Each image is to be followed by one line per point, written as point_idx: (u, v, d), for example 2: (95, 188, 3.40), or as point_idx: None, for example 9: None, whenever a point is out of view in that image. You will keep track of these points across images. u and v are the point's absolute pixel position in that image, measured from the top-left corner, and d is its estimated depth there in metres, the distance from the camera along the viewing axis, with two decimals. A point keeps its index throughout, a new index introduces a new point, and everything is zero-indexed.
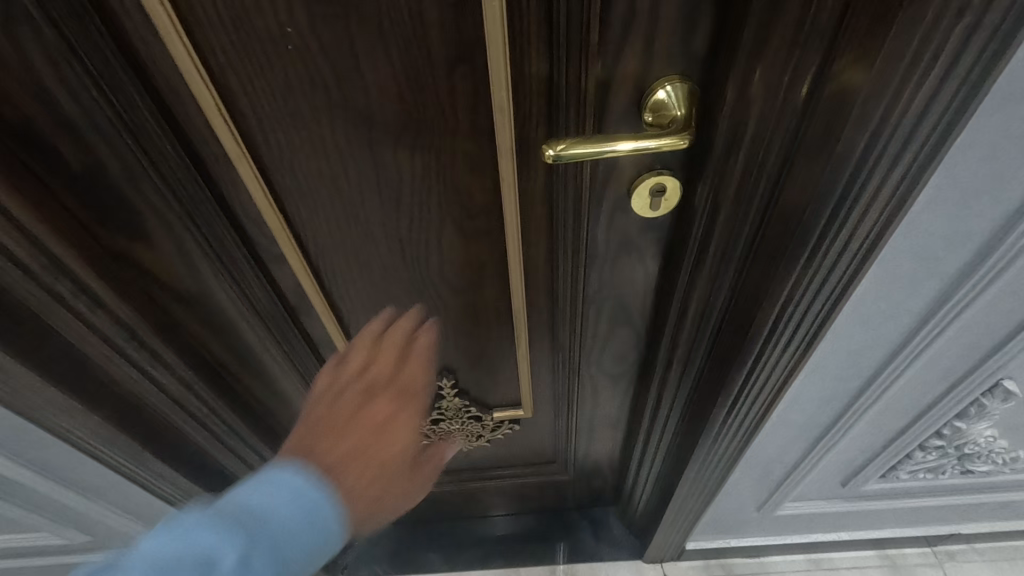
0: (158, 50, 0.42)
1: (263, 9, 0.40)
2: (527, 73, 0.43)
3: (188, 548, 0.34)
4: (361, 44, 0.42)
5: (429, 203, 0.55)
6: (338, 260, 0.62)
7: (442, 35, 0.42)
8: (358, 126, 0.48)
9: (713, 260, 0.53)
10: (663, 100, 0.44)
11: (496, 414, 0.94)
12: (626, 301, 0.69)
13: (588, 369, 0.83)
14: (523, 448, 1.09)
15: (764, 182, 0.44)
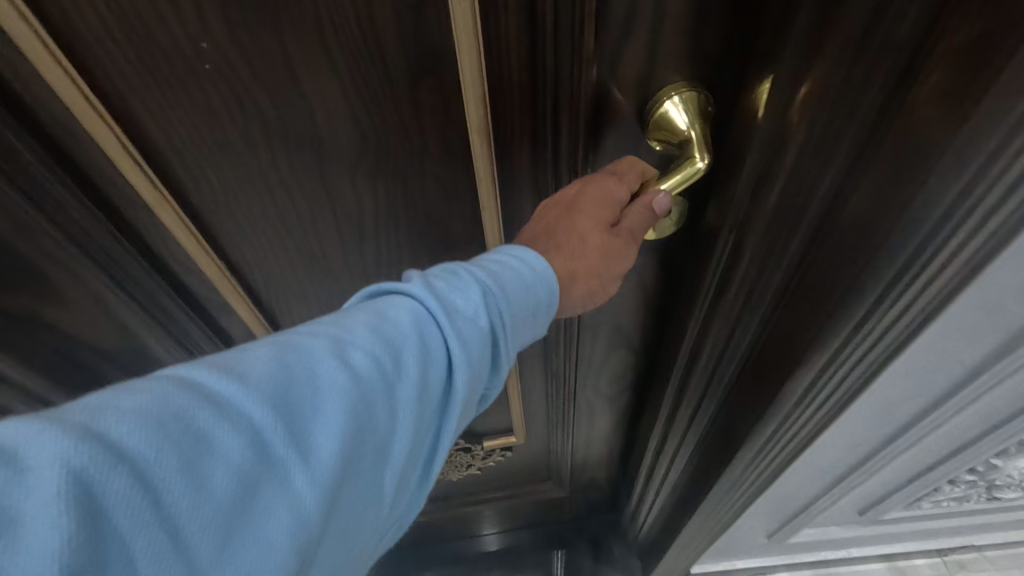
0: (32, 72, 0.33)
1: (166, 17, 0.31)
2: (508, 87, 0.36)
3: (358, 354, 0.31)
4: (300, 64, 0.34)
5: (398, 236, 0.47)
6: (297, 304, 0.54)
7: (400, 45, 0.33)
8: (305, 157, 0.40)
9: (730, 307, 0.44)
10: (672, 112, 0.36)
11: (488, 443, 0.88)
12: (625, 325, 0.62)
13: (585, 392, 0.77)
14: (516, 471, 1.03)
15: (804, 226, 0.35)
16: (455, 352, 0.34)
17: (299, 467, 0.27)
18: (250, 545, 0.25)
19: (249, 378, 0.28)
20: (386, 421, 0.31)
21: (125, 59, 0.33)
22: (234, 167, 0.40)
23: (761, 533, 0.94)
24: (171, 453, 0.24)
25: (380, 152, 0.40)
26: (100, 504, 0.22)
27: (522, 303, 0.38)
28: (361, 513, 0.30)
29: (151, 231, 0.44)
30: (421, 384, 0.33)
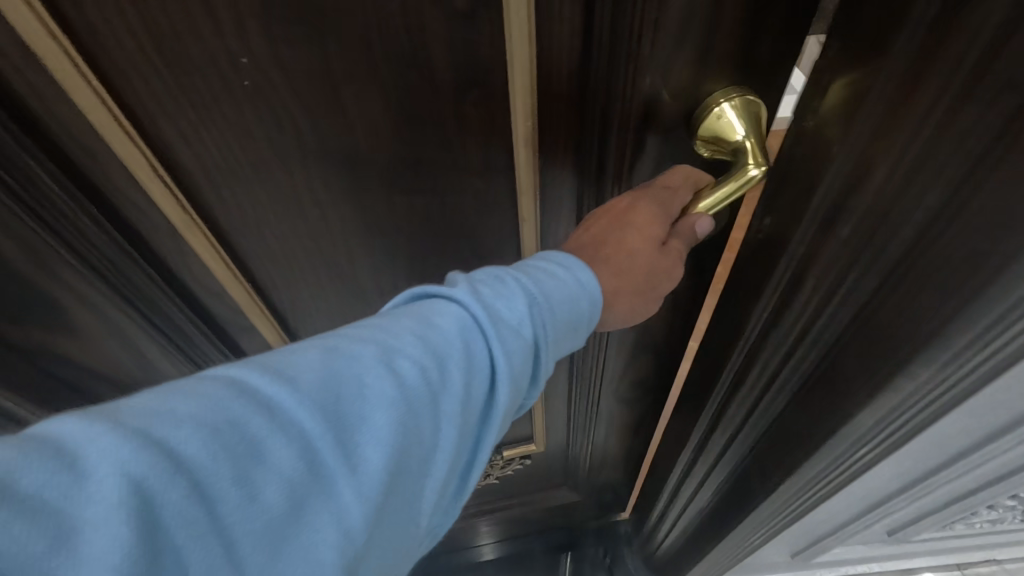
0: (57, 90, 0.30)
1: (205, 32, 0.29)
2: (557, 95, 0.35)
3: (407, 356, 0.29)
4: (343, 79, 0.32)
5: (432, 253, 0.46)
6: (321, 325, 0.52)
7: (449, 57, 0.32)
8: (341, 175, 0.38)
9: (779, 344, 0.42)
10: (723, 118, 0.35)
11: (507, 453, 0.87)
12: (657, 330, 0.61)
13: (608, 398, 0.76)
14: (531, 478, 1.02)
15: (869, 273, 0.33)
16: (500, 361, 0.32)
17: (348, 481, 0.25)
18: (298, 562, 0.23)
19: (299, 384, 0.26)
20: (434, 430, 0.29)
21: (157, 77, 0.31)
22: (266, 188, 0.38)
23: (784, 552, 0.94)
24: (225, 463, 0.23)
25: (419, 166, 0.38)
26: (154, 514, 0.21)
27: (568, 309, 0.35)
28: (405, 530, 0.28)
29: (174, 254, 0.42)
30: (468, 395, 0.30)
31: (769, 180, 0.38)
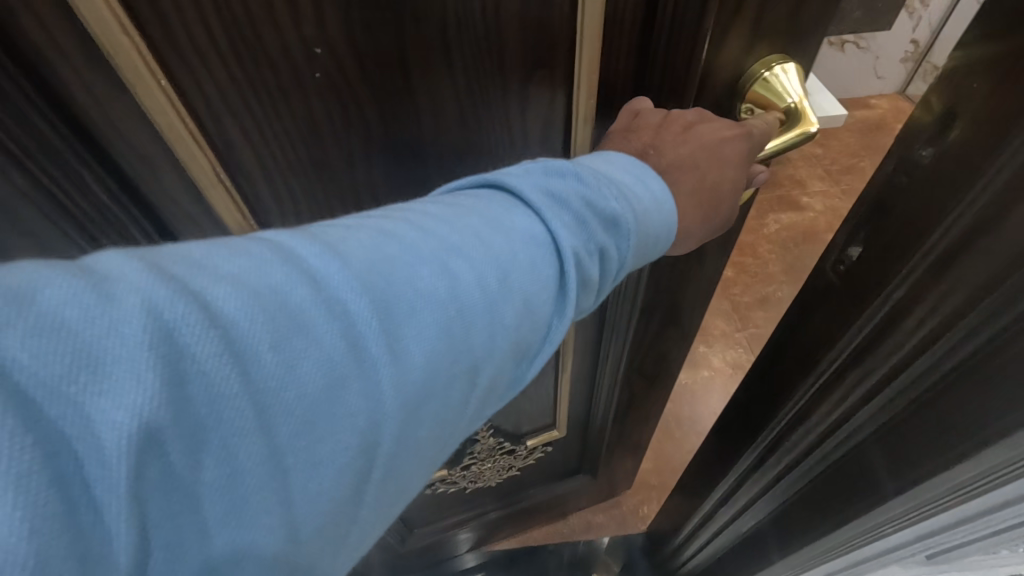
0: (125, 94, 0.31)
1: (282, 22, 0.31)
2: (616, 71, 0.38)
3: (466, 245, 0.28)
4: (419, 63, 0.35)
5: None
6: None
7: (521, 35, 0.35)
8: (400, 158, 0.40)
9: (862, 377, 0.40)
10: (771, 79, 0.39)
11: (532, 441, 0.84)
12: (681, 307, 0.63)
13: (631, 385, 0.76)
14: (550, 477, 0.96)
15: (985, 317, 0.30)
16: (572, 264, 0.31)
17: (389, 366, 0.25)
18: (326, 440, 0.24)
19: (354, 263, 0.26)
20: (486, 332, 0.28)
21: (227, 73, 0.32)
22: (322, 180, 0.39)
23: None
24: (265, 329, 0.23)
25: (476, 150, 0.41)
26: (192, 365, 0.21)
27: (644, 237, 0.33)
28: (439, 434, 0.28)
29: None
30: (528, 300, 0.30)
31: (896, 180, 0.35)
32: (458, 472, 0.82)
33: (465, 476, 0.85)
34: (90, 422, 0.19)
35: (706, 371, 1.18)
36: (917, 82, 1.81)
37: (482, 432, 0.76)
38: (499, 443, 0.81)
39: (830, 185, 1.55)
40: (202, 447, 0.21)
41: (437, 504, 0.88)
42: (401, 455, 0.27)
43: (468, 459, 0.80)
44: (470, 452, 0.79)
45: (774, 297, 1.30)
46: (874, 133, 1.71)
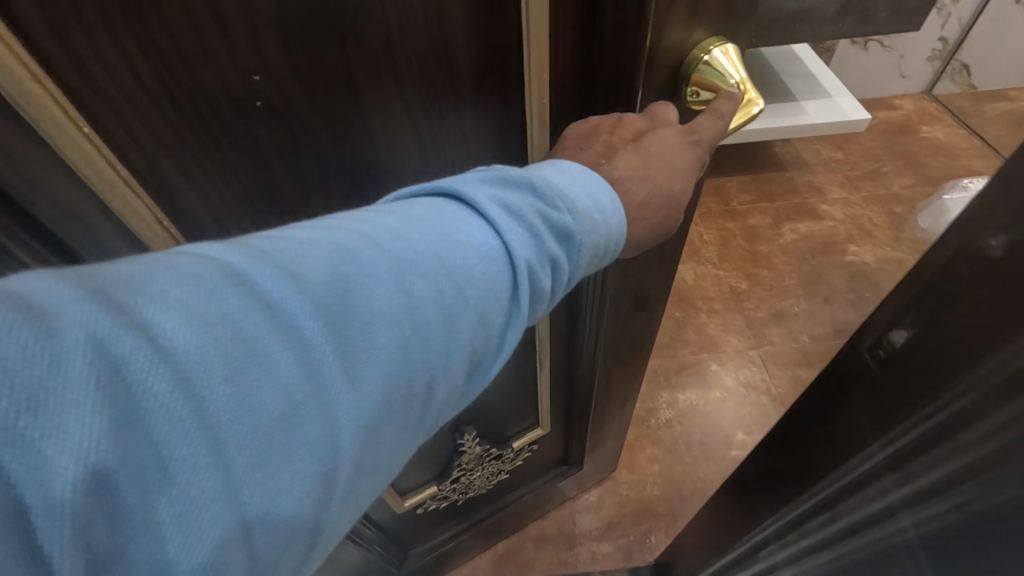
0: (46, 146, 0.28)
1: (215, 52, 0.28)
2: (563, 68, 0.37)
3: (426, 263, 0.26)
4: (368, 81, 0.32)
5: None
6: None
7: (467, 39, 0.33)
8: (356, 182, 0.38)
9: (923, 475, 0.34)
10: (715, 62, 0.37)
11: (518, 442, 0.80)
12: (648, 288, 0.61)
13: (609, 378, 0.74)
14: (538, 476, 0.93)
15: None
16: (525, 277, 0.29)
17: (345, 394, 0.23)
18: (285, 476, 0.22)
19: (308, 284, 0.23)
20: (443, 351, 0.27)
21: (158, 111, 0.29)
22: (277, 212, 0.37)
23: None
24: (215, 361, 0.21)
25: (438, 165, 0.40)
26: (137, 403, 0.19)
27: (594, 243, 0.32)
28: (396, 455, 0.27)
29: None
30: (484, 314, 0.28)
31: (955, 270, 0.29)
32: (447, 484, 0.78)
33: (455, 488, 0.81)
34: (34, 470, 0.17)
35: (718, 392, 1.12)
36: (943, 82, 1.73)
37: (469, 441, 0.72)
38: (486, 450, 0.77)
39: (850, 192, 1.48)
40: (150, 494, 0.19)
41: (429, 519, 0.85)
42: (360, 483, 0.25)
43: (455, 471, 0.77)
44: (458, 464, 0.76)
45: (791, 311, 1.24)
46: (897, 135, 1.63)
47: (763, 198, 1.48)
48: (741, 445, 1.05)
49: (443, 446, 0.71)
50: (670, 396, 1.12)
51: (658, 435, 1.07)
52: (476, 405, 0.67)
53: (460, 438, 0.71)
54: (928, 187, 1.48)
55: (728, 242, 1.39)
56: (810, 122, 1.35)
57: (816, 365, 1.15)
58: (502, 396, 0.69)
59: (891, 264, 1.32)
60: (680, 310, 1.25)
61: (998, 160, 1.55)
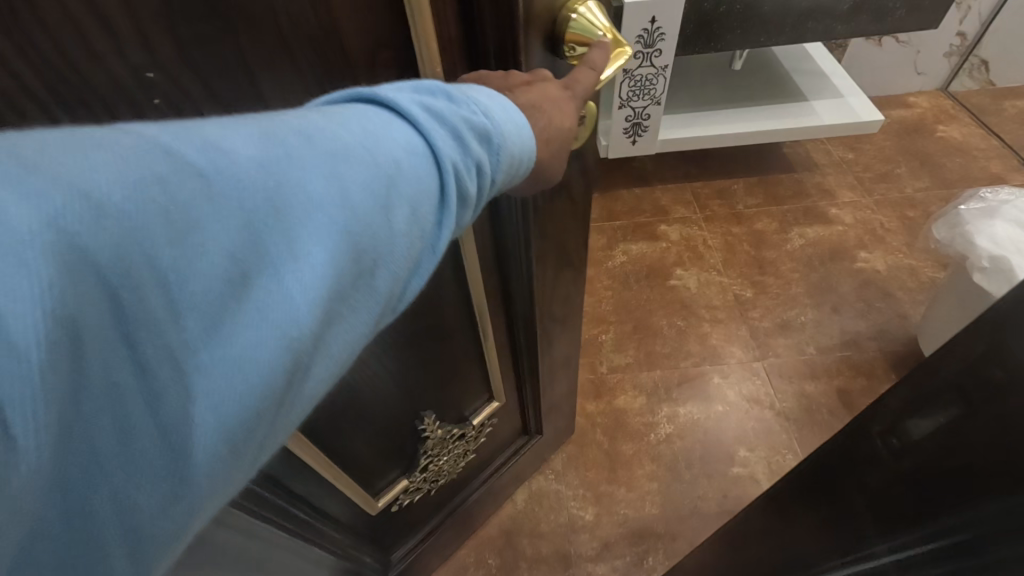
0: None
1: (101, 50, 0.25)
2: (450, 37, 0.35)
3: (369, 145, 0.24)
4: (265, 68, 0.30)
5: None
6: None
7: (355, 14, 0.31)
8: None
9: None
10: (580, 20, 0.40)
11: (478, 419, 0.78)
12: (564, 239, 0.64)
13: (550, 335, 0.76)
14: (502, 453, 0.92)
15: None
16: (452, 178, 0.27)
17: (290, 265, 0.21)
18: (242, 343, 0.20)
19: (237, 157, 0.21)
20: (391, 236, 0.24)
21: (48, 119, 0.26)
22: None
23: None
24: (153, 224, 0.19)
25: None
26: (74, 257, 0.17)
27: (511, 158, 0.30)
28: (353, 350, 0.25)
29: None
30: (426, 207, 0.26)
31: (986, 372, 0.28)
32: (416, 476, 0.76)
33: (427, 479, 0.79)
34: None
35: (720, 406, 1.07)
36: (961, 78, 1.66)
37: (430, 425, 0.71)
38: (449, 432, 0.75)
39: (862, 195, 1.42)
40: (93, 351, 0.18)
41: (407, 517, 0.82)
42: (320, 372, 0.23)
43: (423, 459, 0.74)
44: (423, 452, 0.73)
45: (797, 321, 1.19)
46: (911, 135, 1.57)
47: (770, 202, 1.43)
48: (742, 462, 1.00)
49: (404, 435, 0.69)
50: (671, 410, 1.07)
51: (657, 451, 1.03)
52: (428, 385, 0.66)
53: (419, 422, 0.69)
54: (943, 190, 1.42)
55: (733, 248, 1.34)
56: (822, 124, 1.30)
57: (822, 378, 1.10)
58: (454, 370, 0.68)
59: (904, 271, 1.26)
60: (682, 319, 1.21)
61: (1019, 162, 1.48)
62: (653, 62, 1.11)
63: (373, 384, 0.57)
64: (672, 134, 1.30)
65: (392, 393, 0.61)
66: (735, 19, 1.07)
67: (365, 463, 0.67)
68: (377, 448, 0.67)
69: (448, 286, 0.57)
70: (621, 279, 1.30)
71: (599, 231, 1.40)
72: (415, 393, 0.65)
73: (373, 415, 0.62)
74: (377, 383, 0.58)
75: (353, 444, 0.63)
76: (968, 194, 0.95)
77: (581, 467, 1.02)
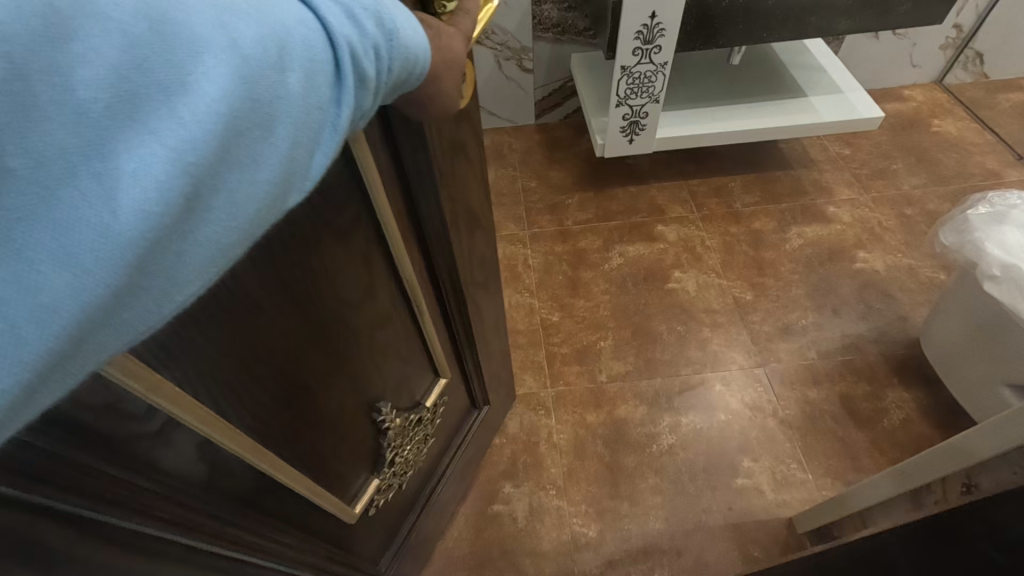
0: None
1: None
2: None
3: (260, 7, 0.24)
4: None
5: (294, 223, 0.44)
6: (231, 375, 0.44)
7: None
8: None
9: None
10: None
11: (430, 400, 0.79)
12: (471, 203, 0.68)
13: (476, 301, 0.80)
14: (453, 429, 0.92)
15: None
16: (351, 58, 0.27)
17: (184, 100, 0.21)
18: (133, 169, 0.20)
19: None
20: (290, 99, 0.24)
21: None
22: None
23: None
24: (30, 29, 0.18)
25: None
26: None
27: (402, 66, 0.31)
28: (255, 214, 0.25)
29: (87, 393, 0.34)
30: (324, 77, 0.26)
31: None
32: (386, 470, 0.75)
33: (397, 474, 0.79)
34: None
35: (723, 415, 1.05)
36: (955, 70, 1.64)
37: (390, 416, 0.70)
38: (409, 417, 0.75)
39: (860, 192, 1.40)
40: None
41: (384, 518, 0.81)
42: (218, 223, 0.23)
43: (388, 453, 0.74)
44: (387, 445, 0.73)
45: (798, 325, 1.17)
46: (907, 130, 1.55)
47: (767, 199, 1.40)
48: (746, 472, 0.99)
49: (367, 433, 0.68)
50: (672, 420, 1.05)
51: (659, 464, 1.00)
52: (378, 371, 0.65)
53: (377, 414, 0.68)
54: (940, 187, 1.40)
55: (732, 248, 1.31)
56: (820, 122, 1.26)
57: (826, 385, 1.08)
58: (399, 351, 0.69)
59: (903, 271, 1.24)
60: (682, 323, 1.19)
61: (1013, 156, 1.47)
62: (653, 59, 1.07)
63: (329, 380, 0.56)
64: (671, 134, 1.26)
65: (348, 387, 0.60)
66: (739, 15, 1.03)
67: (336, 469, 0.65)
68: (345, 451, 0.66)
69: (378, 261, 0.57)
70: (619, 282, 1.27)
71: (594, 231, 1.37)
72: (370, 382, 0.64)
73: (333, 416, 0.60)
74: (331, 379, 0.57)
75: (324, 450, 0.61)
76: (975, 198, 0.92)
77: (582, 481, 0.99)
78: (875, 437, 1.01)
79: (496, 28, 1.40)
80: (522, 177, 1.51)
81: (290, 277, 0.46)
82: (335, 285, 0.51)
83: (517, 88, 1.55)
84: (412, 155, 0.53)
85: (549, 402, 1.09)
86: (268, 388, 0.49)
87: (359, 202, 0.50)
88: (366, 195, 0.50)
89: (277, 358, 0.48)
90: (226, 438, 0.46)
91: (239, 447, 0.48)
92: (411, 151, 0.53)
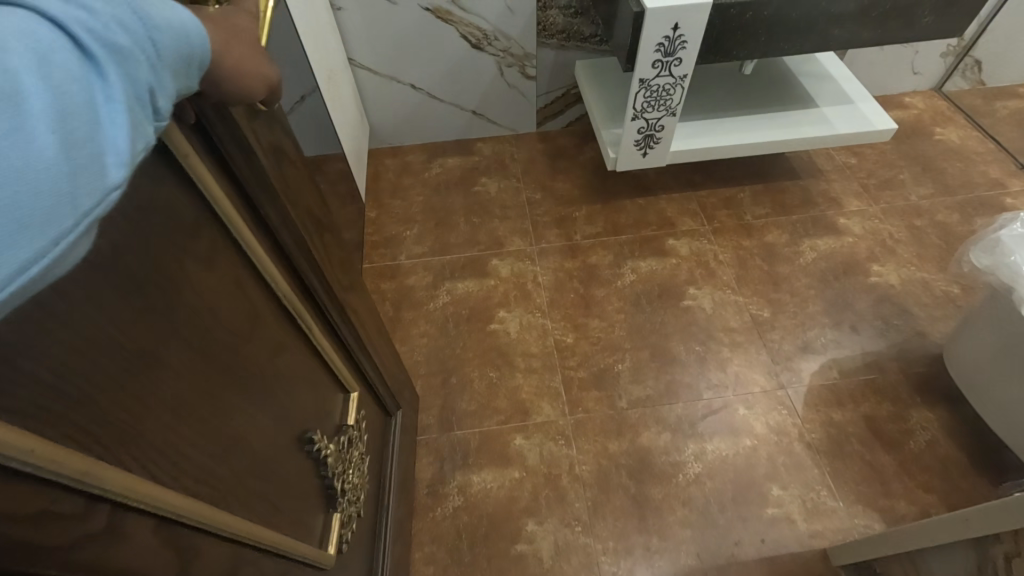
0: None
1: None
2: None
3: None
4: None
5: (161, 251, 0.39)
6: (158, 436, 0.38)
7: None
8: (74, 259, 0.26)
9: None
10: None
11: (351, 417, 0.74)
12: (314, 210, 0.62)
13: (355, 309, 0.75)
14: (376, 444, 0.87)
15: None
16: (98, 29, 0.25)
17: None
18: None
19: None
20: (25, 73, 0.22)
21: None
22: None
23: None
24: None
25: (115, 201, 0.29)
26: None
27: (178, 37, 0.29)
28: (48, 191, 0.22)
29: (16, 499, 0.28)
30: (67, 49, 0.24)
31: None
32: (343, 501, 0.70)
33: (353, 502, 0.74)
34: None
35: (749, 440, 1.02)
36: (955, 78, 1.64)
37: (326, 445, 0.65)
38: (341, 441, 0.70)
39: (868, 203, 1.39)
40: None
41: (354, 553, 0.75)
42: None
43: (338, 483, 0.68)
44: (332, 476, 0.67)
45: (817, 342, 1.15)
46: (910, 138, 1.54)
47: (778, 211, 1.38)
48: (776, 501, 0.96)
49: (308, 467, 0.62)
50: (697, 447, 1.01)
51: (687, 495, 0.97)
52: (293, 402, 0.59)
53: (311, 445, 0.62)
54: (947, 197, 1.40)
55: (745, 263, 1.28)
56: (835, 134, 1.24)
57: (849, 406, 1.06)
58: (303, 376, 0.62)
59: (918, 284, 1.23)
60: (700, 343, 1.15)
61: (1015, 166, 1.47)
62: (672, 72, 1.03)
63: (252, 418, 0.51)
64: (685, 148, 1.21)
65: (271, 423, 0.54)
66: (759, 28, 0.99)
67: (294, 514, 0.59)
68: (295, 494, 0.59)
69: (252, 287, 0.51)
70: (633, 300, 1.22)
71: (603, 247, 1.32)
72: (287, 416, 0.58)
73: (271, 460, 0.54)
74: (253, 418, 0.51)
75: (276, 498, 0.55)
76: (1004, 218, 0.91)
77: (607, 515, 0.95)
78: (902, 460, 0.99)
79: (497, 34, 1.34)
80: (525, 189, 1.45)
81: (175, 309, 0.40)
82: (220, 314, 0.46)
83: (518, 96, 1.49)
84: (246, 165, 0.47)
85: (568, 430, 1.04)
86: (202, 441, 0.43)
87: (212, 228, 0.44)
88: (207, 214, 0.44)
89: (194, 403, 0.43)
90: (183, 505, 0.40)
91: (198, 516, 0.41)
92: (243, 158, 0.46)
